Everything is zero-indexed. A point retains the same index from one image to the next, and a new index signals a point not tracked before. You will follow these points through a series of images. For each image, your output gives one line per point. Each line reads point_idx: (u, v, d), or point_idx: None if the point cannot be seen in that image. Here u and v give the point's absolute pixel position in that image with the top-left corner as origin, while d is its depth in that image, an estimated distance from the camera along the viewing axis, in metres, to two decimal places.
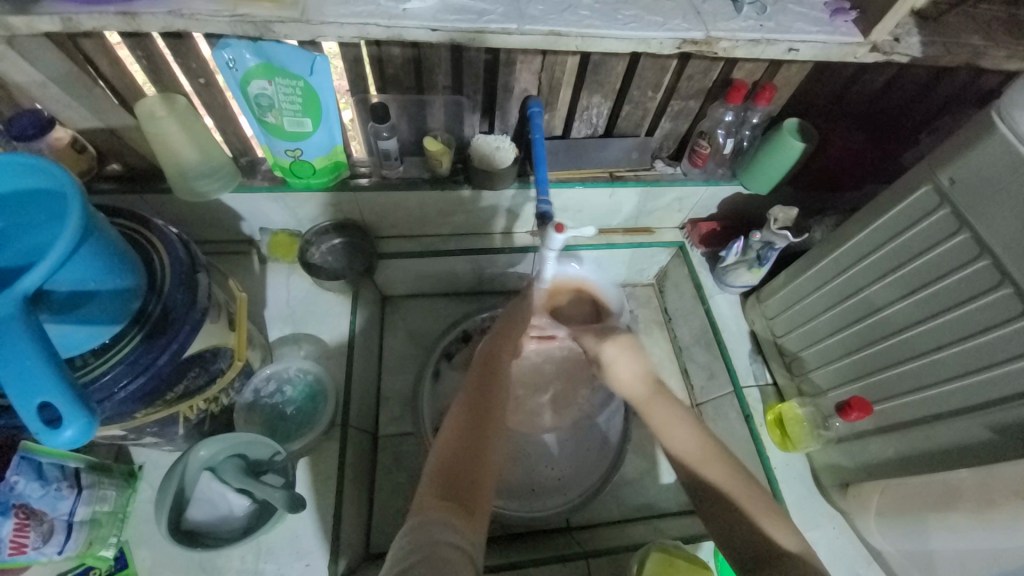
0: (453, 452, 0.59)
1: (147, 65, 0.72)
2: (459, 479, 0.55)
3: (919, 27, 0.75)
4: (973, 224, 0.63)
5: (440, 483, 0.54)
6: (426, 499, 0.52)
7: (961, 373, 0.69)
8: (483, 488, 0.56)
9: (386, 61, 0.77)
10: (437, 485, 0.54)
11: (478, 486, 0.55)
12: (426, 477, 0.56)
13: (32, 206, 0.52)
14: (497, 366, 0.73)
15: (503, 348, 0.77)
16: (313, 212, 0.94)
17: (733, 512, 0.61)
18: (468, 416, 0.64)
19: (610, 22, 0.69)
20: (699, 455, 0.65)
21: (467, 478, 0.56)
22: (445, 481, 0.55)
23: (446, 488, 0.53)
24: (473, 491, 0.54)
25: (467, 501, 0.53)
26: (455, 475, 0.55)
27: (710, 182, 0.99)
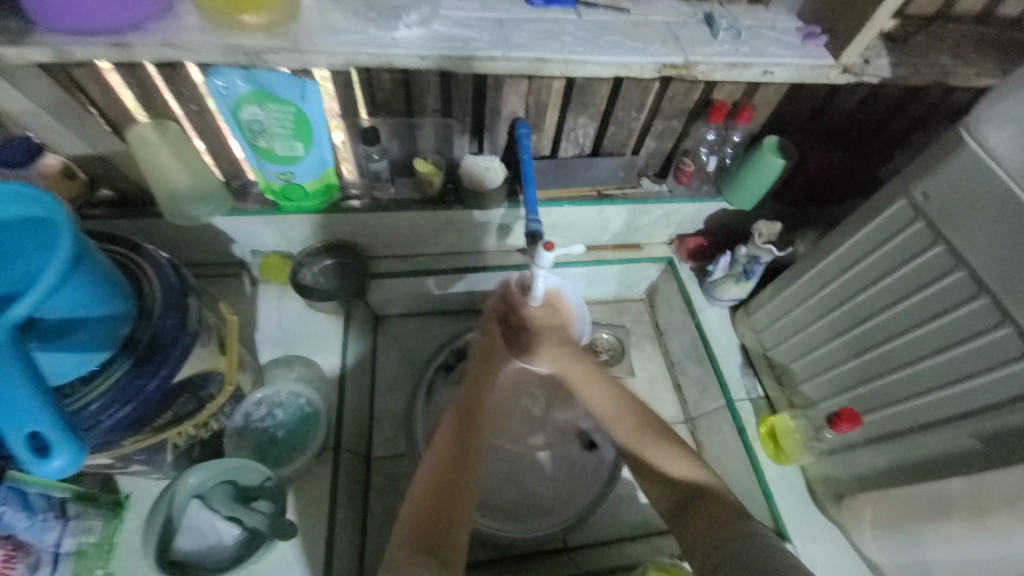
0: (432, 499, 0.60)
1: (141, 93, 0.73)
2: (436, 529, 0.57)
3: (888, 49, 0.79)
4: (947, 236, 0.66)
5: (416, 534, 0.56)
6: (398, 553, 0.54)
7: (943, 382, 0.71)
8: (459, 532, 0.58)
9: (377, 86, 0.79)
10: (415, 537, 0.55)
11: (454, 533, 0.57)
12: (401, 524, 0.58)
13: (17, 236, 0.52)
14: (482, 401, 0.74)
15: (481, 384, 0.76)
16: (304, 234, 0.95)
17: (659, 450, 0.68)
18: (449, 456, 0.65)
19: (593, 48, 0.72)
20: (615, 402, 0.73)
21: (443, 526, 0.57)
22: (422, 531, 0.56)
23: (422, 540, 0.55)
24: (448, 535, 0.56)
25: (443, 551, 0.55)
26: (431, 524, 0.57)
27: (696, 198, 1.01)
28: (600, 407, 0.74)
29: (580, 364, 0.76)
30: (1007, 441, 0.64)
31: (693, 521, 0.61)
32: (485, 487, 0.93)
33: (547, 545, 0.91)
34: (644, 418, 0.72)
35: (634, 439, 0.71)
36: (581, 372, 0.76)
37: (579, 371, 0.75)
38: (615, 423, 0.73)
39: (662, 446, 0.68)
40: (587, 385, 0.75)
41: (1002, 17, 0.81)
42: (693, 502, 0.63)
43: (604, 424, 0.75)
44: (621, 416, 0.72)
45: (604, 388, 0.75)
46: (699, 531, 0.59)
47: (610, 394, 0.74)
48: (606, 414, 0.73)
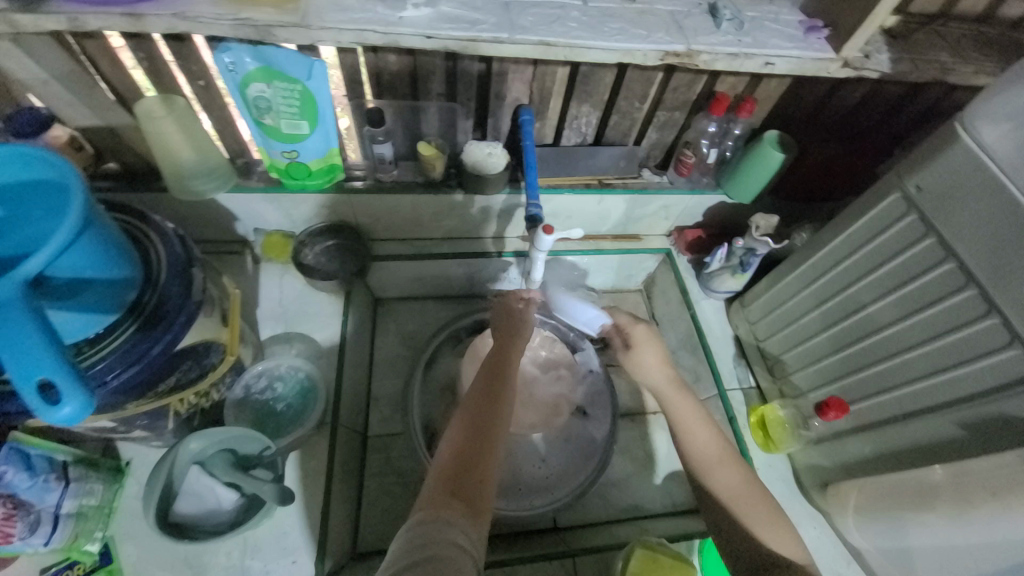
0: (465, 448, 0.61)
1: (149, 67, 0.74)
2: (468, 478, 0.58)
3: (889, 44, 0.80)
4: (938, 229, 0.67)
5: (447, 481, 0.57)
6: (433, 497, 0.55)
7: (930, 372, 0.72)
8: (489, 483, 0.59)
9: (383, 69, 0.80)
10: (446, 484, 0.56)
11: (485, 481, 0.59)
12: (430, 479, 0.58)
13: (34, 197, 0.55)
14: (509, 360, 0.75)
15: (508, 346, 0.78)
16: (307, 214, 0.96)
17: (753, 511, 0.69)
18: (480, 408, 0.66)
19: (597, 34, 0.73)
20: (717, 447, 0.73)
21: (476, 477, 0.58)
22: (454, 479, 0.57)
23: (455, 488, 0.56)
24: (478, 486, 0.57)
25: (475, 498, 0.56)
26: (462, 471, 0.58)
27: (695, 190, 1.02)
28: (701, 450, 0.73)
29: (685, 398, 0.77)
30: (989, 429, 0.66)
31: None
32: None
33: (537, 525, 0.93)
34: (748, 478, 0.72)
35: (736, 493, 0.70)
36: (688, 406, 0.76)
37: (687, 407, 0.76)
38: (705, 466, 0.72)
39: (768, 517, 0.68)
40: (694, 422, 0.75)
41: (1003, 18, 0.82)
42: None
43: (702, 469, 0.73)
44: (725, 467, 0.72)
45: (707, 429, 0.75)
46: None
47: (717, 440, 0.74)
48: (710, 459, 0.72)
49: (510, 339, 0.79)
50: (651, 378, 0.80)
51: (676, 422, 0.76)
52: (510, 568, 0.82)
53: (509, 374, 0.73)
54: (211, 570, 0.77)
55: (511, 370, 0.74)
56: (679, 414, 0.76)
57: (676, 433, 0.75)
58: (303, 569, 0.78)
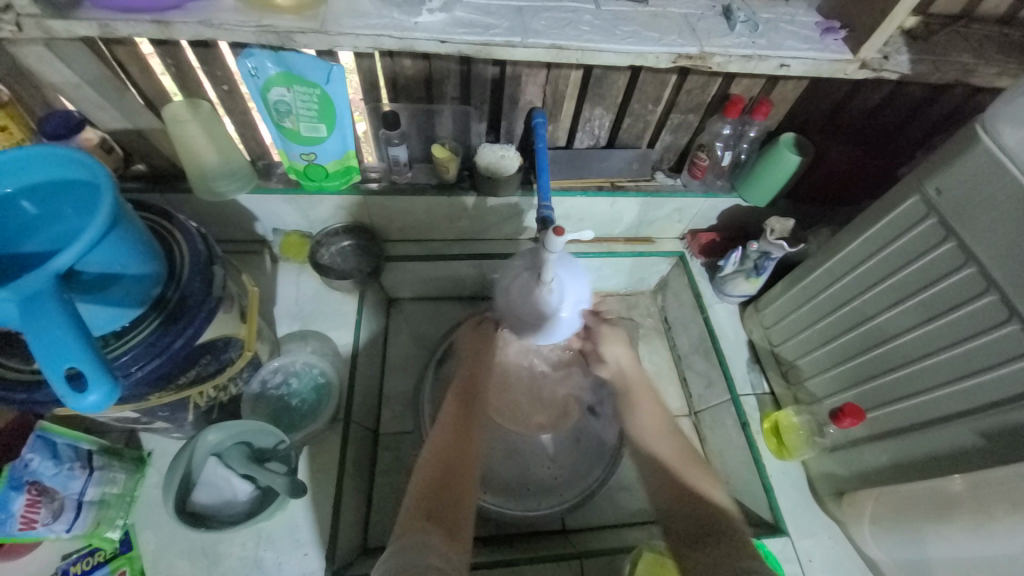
0: (437, 474, 0.66)
1: (176, 72, 0.78)
2: (442, 501, 0.62)
3: (909, 46, 0.78)
4: (958, 233, 0.65)
5: (422, 507, 0.61)
6: (410, 522, 0.59)
7: (949, 380, 0.70)
8: (464, 504, 0.63)
9: (399, 73, 0.82)
10: (421, 508, 0.61)
11: (459, 507, 0.63)
12: (407, 504, 0.63)
13: (67, 197, 0.58)
14: (474, 393, 0.80)
15: (474, 377, 0.82)
16: (324, 214, 0.98)
17: (692, 480, 0.71)
18: (448, 440, 0.70)
19: (609, 37, 0.73)
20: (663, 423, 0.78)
21: (449, 499, 0.63)
22: (428, 503, 0.62)
23: (431, 511, 0.61)
24: (452, 507, 0.62)
25: (449, 519, 0.60)
26: (434, 499, 0.62)
27: (709, 194, 1.02)
28: (650, 423, 0.79)
29: (640, 374, 0.84)
30: (1009, 439, 0.64)
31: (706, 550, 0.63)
32: (486, 464, 0.95)
33: (545, 526, 0.93)
34: (688, 450, 0.75)
35: (679, 461, 0.73)
36: (642, 390, 0.82)
37: (642, 387, 0.82)
38: (650, 438, 0.77)
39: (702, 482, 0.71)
40: (646, 400, 0.81)
41: None
42: (713, 536, 0.65)
43: (642, 437, 0.78)
44: (668, 438, 0.76)
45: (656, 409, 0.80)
46: (711, 560, 0.62)
47: (664, 416, 0.79)
48: (653, 432, 0.78)
49: (473, 360, 0.85)
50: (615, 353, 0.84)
51: (630, 400, 0.82)
52: (517, 568, 0.82)
53: (474, 408, 0.78)
54: (225, 559, 0.79)
55: (478, 407, 0.78)
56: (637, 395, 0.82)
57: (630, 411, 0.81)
58: (314, 562, 0.80)
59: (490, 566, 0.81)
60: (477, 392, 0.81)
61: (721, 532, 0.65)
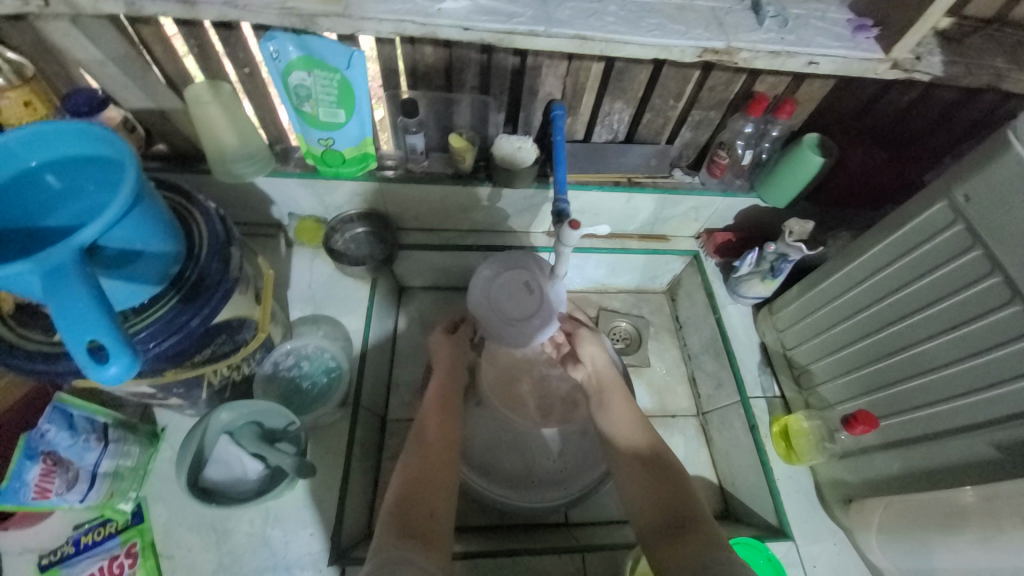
0: (413, 482, 0.64)
1: (199, 53, 0.78)
2: (416, 512, 0.60)
3: (941, 47, 0.76)
4: (986, 241, 0.64)
5: (398, 520, 0.59)
6: (387, 534, 0.57)
7: (968, 390, 0.69)
8: (439, 515, 0.62)
9: (419, 60, 0.82)
10: (396, 520, 0.59)
11: (436, 517, 0.61)
12: (383, 514, 0.61)
13: (90, 172, 0.59)
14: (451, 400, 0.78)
15: (452, 386, 0.80)
16: (340, 200, 0.99)
17: (658, 476, 0.69)
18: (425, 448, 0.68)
19: (634, 29, 0.72)
20: (630, 418, 0.76)
21: (425, 510, 0.61)
22: (404, 514, 0.60)
23: (406, 523, 0.59)
24: (428, 520, 0.60)
25: (426, 531, 0.59)
26: (410, 511, 0.60)
27: (727, 192, 1.00)
28: (620, 420, 0.76)
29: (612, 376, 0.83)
30: None
31: (678, 543, 0.61)
32: (491, 455, 0.96)
33: (548, 518, 0.93)
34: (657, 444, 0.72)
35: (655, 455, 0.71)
36: (615, 389, 0.81)
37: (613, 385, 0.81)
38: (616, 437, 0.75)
39: (661, 480, 0.68)
40: (616, 396, 0.79)
41: None
42: (686, 528, 0.62)
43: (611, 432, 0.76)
44: (639, 433, 0.74)
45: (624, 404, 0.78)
46: (678, 555, 0.59)
47: (633, 411, 0.77)
48: (621, 429, 0.75)
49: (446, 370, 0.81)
50: (592, 355, 0.85)
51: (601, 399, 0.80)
52: (518, 558, 0.82)
53: (454, 416, 0.75)
54: (234, 535, 0.80)
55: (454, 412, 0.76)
56: (606, 392, 0.80)
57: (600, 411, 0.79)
58: (319, 543, 0.81)
59: (491, 555, 0.81)
60: (455, 401, 0.78)
61: (690, 523, 0.63)
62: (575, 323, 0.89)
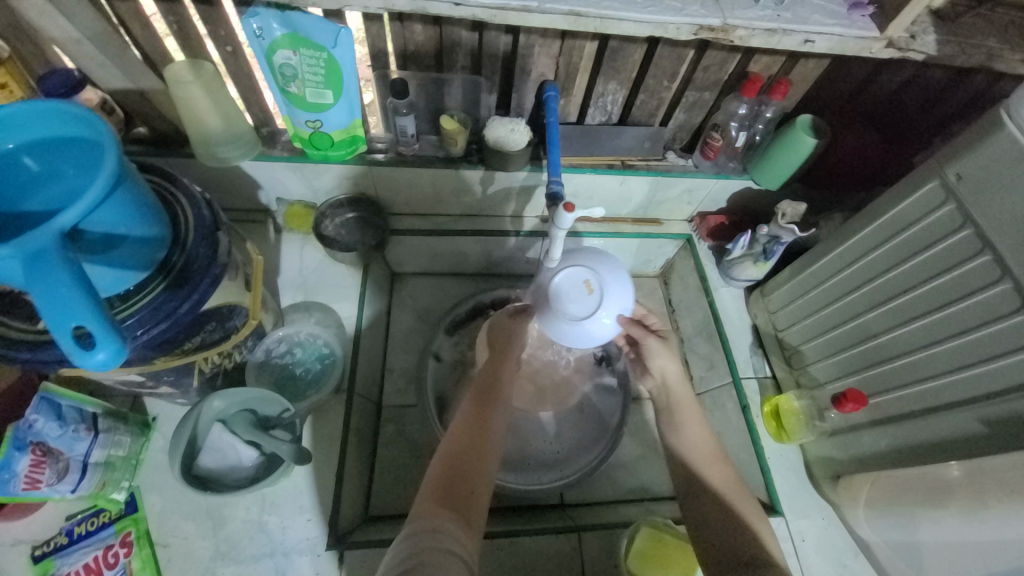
0: (455, 457, 0.63)
1: (178, 31, 0.75)
2: (458, 486, 0.60)
3: (935, 26, 0.75)
4: (976, 220, 0.64)
5: (440, 492, 0.58)
6: (425, 503, 0.57)
7: (956, 367, 0.70)
8: (480, 491, 0.61)
9: (408, 38, 0.80)
10: (436, 492, 0.59)
11: (476, 494, 0.60)
12: (423, 485, 0.61)
13: (69, 153, 0.56)
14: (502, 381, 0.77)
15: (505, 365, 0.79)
16: (329, 185, 0.96)
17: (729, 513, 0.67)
18: (471, 425, 0.67)
19: (629, 5, 0.70)
20: (705, 442, 0.73)
21: (466, 484, 0.60)
22: (445, 487, 0.59)
23: (446, 494, 0.58)
24: (469, 495, 0.59)
25: (464, 506, 0.58)
26: (450, 485, 0.60)
27: (721, 174, 1.00)
28: (692, 445, 0.73)
29: (689, 393, 0.77)
30: (1012, 428, 0.64)
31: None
32: None
33: (544, 500, 0.94)
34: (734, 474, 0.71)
35: (727, 491, 0.69)
36: (690, 409, 0.76)
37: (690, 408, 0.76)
38: (687, 467, 0.72)
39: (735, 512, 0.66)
40: (694, 419, 0.75)
41: None
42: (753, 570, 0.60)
43: (682, 454, 0.73)
44: (717, 464, 0.71)
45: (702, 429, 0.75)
46: None
47: (710, 440, 0.74)
48: (699, 454, 0.72)
49: (503, 354, 0.81)
50: (669, 367, 0.78)
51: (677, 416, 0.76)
52: (516, 539, 0.83)
53: (501, 398, 0.74)
54: (230, 522, 0.80)
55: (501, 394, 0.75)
56: (684, 414, 0.76)
57: (671, 430, 0.76)
58: (316, 528, 0.81)
59: (489, 537, 0.82)
60: (503, 384, 0.76)
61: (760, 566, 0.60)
62: (644, 332, 0.79)
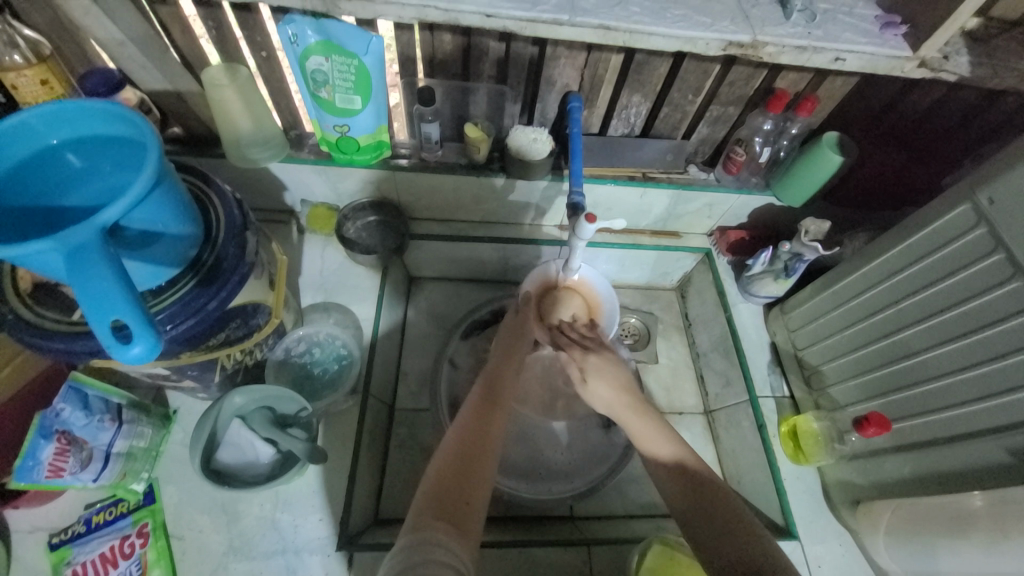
0: (454, 464, 0.60)
1: (216, 35, 0.78)
2: (457, 494, 0.57)
3: (969, 47, 0.74)
4: (1007, 244, 0.63)
5: (437, 501, 0.56)
6: (422, 515, 0.54)
7: (984, 395, 0.68)
8: (478, 499, 0.58)
9: (437, 47, 0.81)
10: (434, 501, 0.56)
11: (473, 502, 0.57)
12: (420, 492, 0.58)
13: (110, 152, 0.58)
14: (508, 377, 0.74)
15: (510, 362, 0.76)
16: (352, 188, 0.98)
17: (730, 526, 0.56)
18: (472, 428, 0.64)
19: (659, 20, 0.71)
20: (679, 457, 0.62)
21: (465, 492, 0.57)
22: (442, 497, 0.56)
23: (443, 503, 0.56)
24: (467, 503, 0.57)
25: (461, 516, 0.55)
26: (448, 492, 0.57)
27: (743, 190, 0.99)
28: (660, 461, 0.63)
29: (641, 410, 0.66)
30: None
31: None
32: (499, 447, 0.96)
33: (554, 511, 0.94)
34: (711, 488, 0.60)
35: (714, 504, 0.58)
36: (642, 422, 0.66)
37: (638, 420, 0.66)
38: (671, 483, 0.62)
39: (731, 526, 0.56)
40: (650, 437, 0.64)
41: None
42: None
43: (658, 479, 0.63)
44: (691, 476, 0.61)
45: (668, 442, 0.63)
46: None
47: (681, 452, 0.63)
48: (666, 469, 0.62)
49: (505, 358, 0.76)
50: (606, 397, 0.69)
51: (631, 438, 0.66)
52: (527, 547, 0.82)
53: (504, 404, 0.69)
54: (244, 518, 0.81)
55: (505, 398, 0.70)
56: (639, 433, 0.65)
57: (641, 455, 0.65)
58: (327, 528, 0.81)
59: (498, 546, 0.81)
60: (506, 384, 0.72)
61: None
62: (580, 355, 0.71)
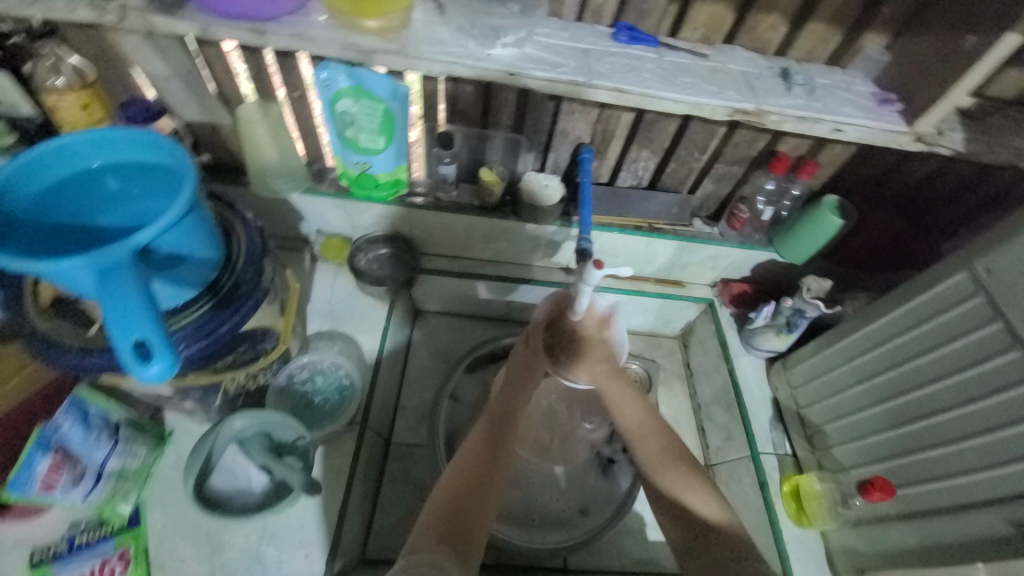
0: (459, 494, 0.61)
1: (255, 75, 0.83)
2: (458, 525, 0.58)
3: (964, 124, 0.78)
4: (1006, 314, 0.64)
5: (439, 525, 0.58)
6: (425, 539, 0.57)
7: (987, 465, 0.68)
8: (478, 532, 0.59)
9: (459, 97, 0.87)
10: (437, 527, 0.58)
11: (473, 535, 0.58)
12: (425, 516, 0.60)
13: (145, 178, 0.62)
14: (518, 412, 0.74)
15: (518, 395, 0.76)
16: (368, 222, 1.02)
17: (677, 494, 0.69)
18: (478, 458, 0.65)
19: (669, 86, 0.75)
20: (644, 422, 0.74)
21: (466, 522, 0.59)
22: (445, 525, 0.58)
23: (446, 532, 0.57)
24: (468, 532, 0.58)
25: (462, 548, 0.57)
26: (450, 520, 0.59)
27: (745, 245, 1.02)
28: (626, 427, 0.74)
29: (618, 381, 0.75)
30: None
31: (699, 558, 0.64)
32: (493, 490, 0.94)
33: (548, 562, 0.91)
34: (672, 444, 0.72)
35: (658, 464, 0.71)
36: (615, 387, 0.75)
37: (611, 390, 0.75)
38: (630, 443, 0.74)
39: (685, 478, 0.69)
40: (620, 400, 0.74)
41: None
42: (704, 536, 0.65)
43: (631, 442, 0.74)
44: (648, 436, 0.73)
45: (637, 406, 0.74)
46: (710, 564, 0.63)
47: (642, 410, 0.74)
48: (634, 432, 0.74)
49: (516, 393, 0.76)
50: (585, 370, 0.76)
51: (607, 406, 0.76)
52: None
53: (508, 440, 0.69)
54: (227, 550, 0.79)
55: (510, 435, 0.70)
56: (612, 398, 0.75)
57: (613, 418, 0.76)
58: (314, 565, 0.79)
59: None
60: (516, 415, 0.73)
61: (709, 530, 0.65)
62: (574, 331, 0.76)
